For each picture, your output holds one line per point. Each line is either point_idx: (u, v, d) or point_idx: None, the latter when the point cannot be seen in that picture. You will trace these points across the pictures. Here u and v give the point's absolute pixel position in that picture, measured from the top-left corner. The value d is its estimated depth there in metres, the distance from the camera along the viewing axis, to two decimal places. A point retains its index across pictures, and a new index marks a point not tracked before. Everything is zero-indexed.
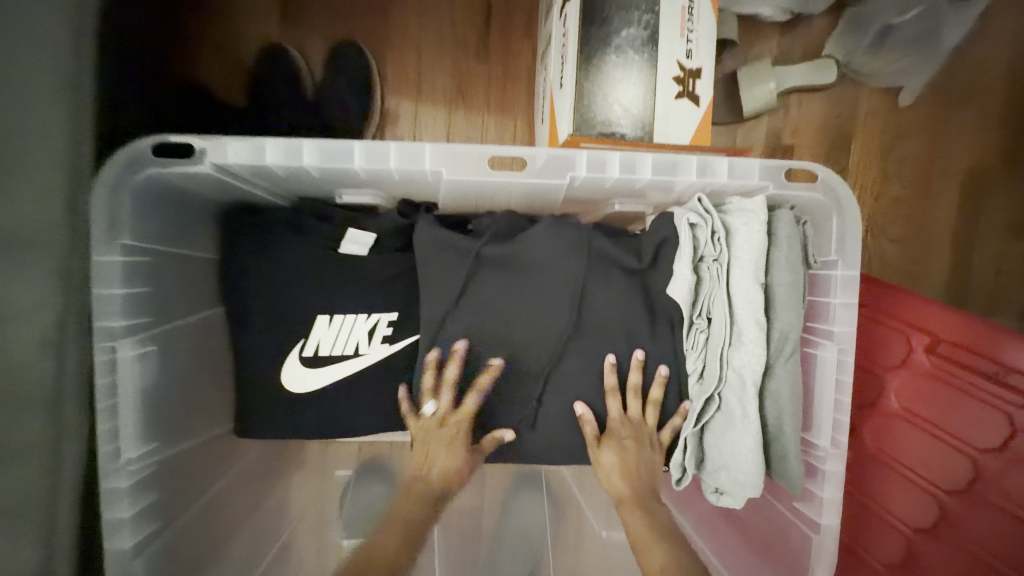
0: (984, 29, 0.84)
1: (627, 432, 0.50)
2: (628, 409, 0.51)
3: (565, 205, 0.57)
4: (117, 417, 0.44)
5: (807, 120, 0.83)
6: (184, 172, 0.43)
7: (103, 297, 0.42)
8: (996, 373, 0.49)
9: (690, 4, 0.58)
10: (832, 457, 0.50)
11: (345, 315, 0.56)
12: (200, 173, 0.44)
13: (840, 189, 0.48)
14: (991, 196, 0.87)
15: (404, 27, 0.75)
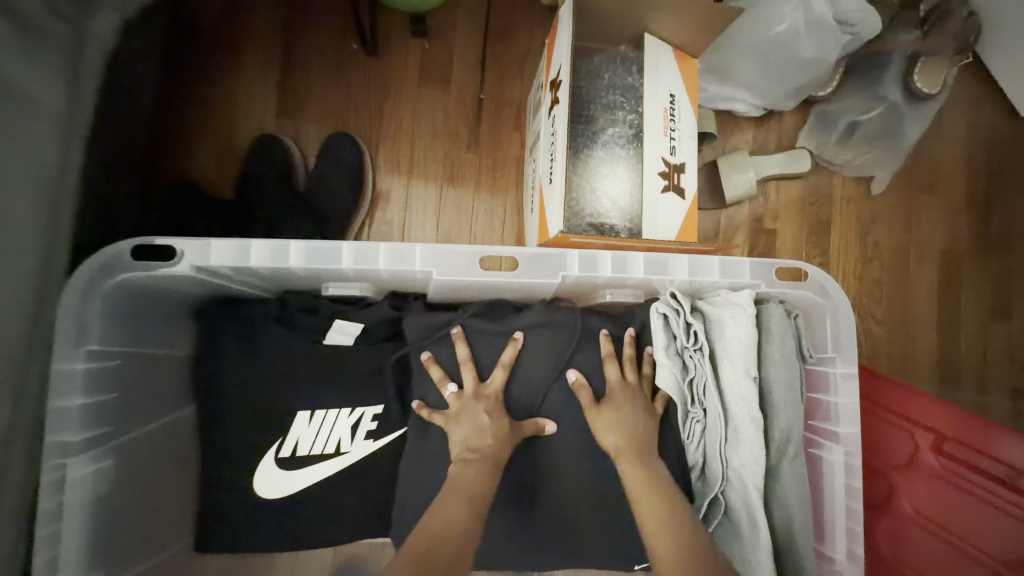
0: (942, 123, 0.90)
1: (625, 398, 0.48)
2: (625, 376, 0.49)
3: (558, 296, 0.55)
4: (60, 542, 0.39)
5: (787, 205, 0.85)
6: (164, 274, 0.42)
7: (60, 408, 0.39)
8: (1007, 476, 0.47)
9: (671, 105, 0.61)
10: (851, 573, 0.46)
11: (326, 411, 0.53)
12: (180, 273, 0.42)
13: (829, 284, 0.48)
14: (968, 277, 0.89)
15: (395, 117, 0.78)
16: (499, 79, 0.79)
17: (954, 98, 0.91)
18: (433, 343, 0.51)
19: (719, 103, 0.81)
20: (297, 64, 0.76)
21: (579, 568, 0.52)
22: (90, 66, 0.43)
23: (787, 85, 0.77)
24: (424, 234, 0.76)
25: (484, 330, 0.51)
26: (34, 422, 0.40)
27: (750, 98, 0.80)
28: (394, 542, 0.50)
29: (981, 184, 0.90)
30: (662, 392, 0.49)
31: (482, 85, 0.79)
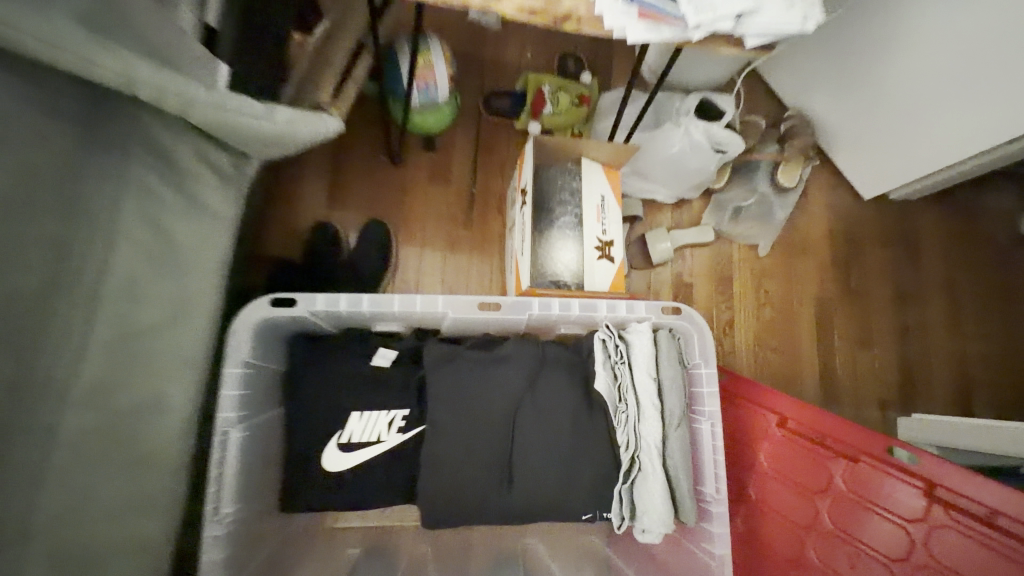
0: (810, 203, 1.23)
1: None
2: None
3: (527, 329, 0.84)
4: (221, 480, 0.64)
5: (699, 265, 1.16)
6: (288, 315, 0.69)
7: (226, 396, 0.64)
8: (818, 437, 0.73)
9: (602, 203, 0.92)
10: (717, 501, 0.72)
11: (373, 411, 0.77)
12: (298, 314, 0.69)
13: (696, 318, 0.77)
14: (839, 316, 1.19)
15: (411, 206, 1.08)
16: (485, 179, 1.11)
17: (816, 185, 1.25)
18: (447, 362, 0.78)
19: (644, 193, 1.13)
20: (341, 171, 1.06)
21: (547, 515, 0.75)
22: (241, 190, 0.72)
23: (688, 183, 1.09)
24: (432, 291, 1.04)
25: (481, 354, 0.78)
26: (203, 406, 0.64)
27: (664, 190, 1.12)
28: (422, 496, 0.75)
29: (843, 247, 1.22)
30: (597, 390, 0.75)
31: (473, 183, 1.11)
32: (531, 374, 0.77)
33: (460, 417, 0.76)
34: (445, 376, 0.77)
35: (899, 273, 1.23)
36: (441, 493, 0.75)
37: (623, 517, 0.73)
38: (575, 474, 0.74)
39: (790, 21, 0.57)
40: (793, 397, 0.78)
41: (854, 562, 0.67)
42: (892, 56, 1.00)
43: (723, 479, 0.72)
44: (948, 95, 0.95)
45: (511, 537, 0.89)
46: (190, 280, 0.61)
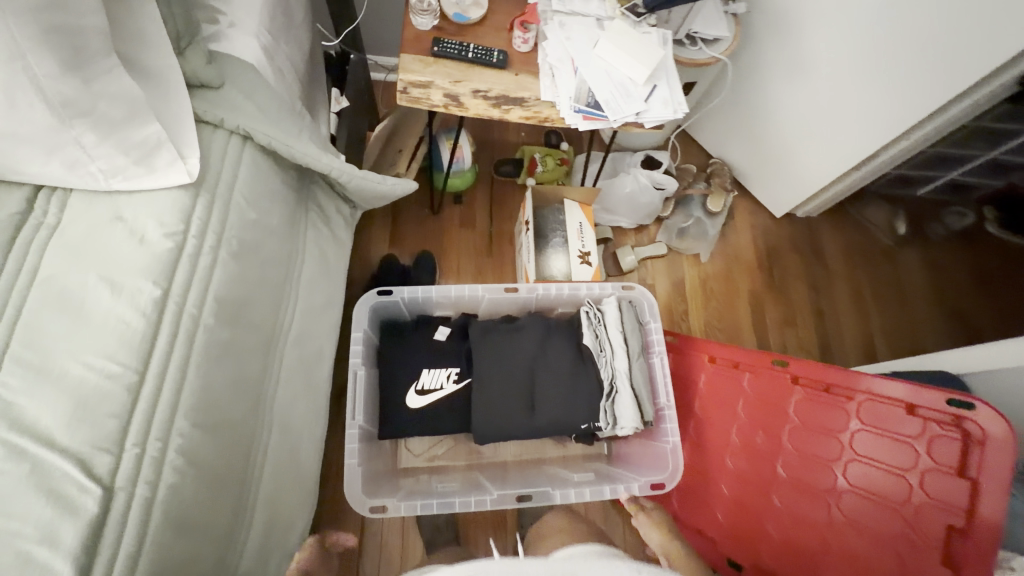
0: (737, 223, 1.67)
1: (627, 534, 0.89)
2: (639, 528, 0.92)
3: (534, 309, 1.25)
4: (354, 400, 1.00)
5: (658, 272, 1.58)
6: (389, 299, 1.12)
7: (354, 349, 1.03)
8: (732, 363, 1.10)
9: (580, 228, 1.36)
10: (668, 405, 1.11)
11: (437, 369, 1.17)
12: (395, 299, 1.13)
13: (644, 291, 1.19)
14: (768, 304, 1.59)
15: (447, 242, 1.52)
16: (498, 220, 1.56)
17: (741, 210, 1.69)
18: (485, 331, 1.18)
19: (612, 222, 1.57)
20: (397, 220, 1.51)
21: (560, 429, 1.12)
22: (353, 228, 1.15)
23: (642, 213, 1.54)
24: None
25: (507, 325, 1.19)
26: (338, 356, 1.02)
27: (626, 219, 1.57)
28: (474, 421, 1.12)
29: (765, 253, 1.64)
30: (585, 343, 1.15)
31: (490, 223, 1.55)
32: (541, 335, 1.17)
33: (496, 366, 1.14)
34: (484, 340, 1.17)
35: (810, 269, 1.64)
36: (487, 418, 1.11)
37: (609, 422, 1.10)
38: (576, 396, 1.12)
39: (666, 109, 1.01)
40: (717, 342, 1.15)
41: (757, 436, 1.01)
42: (771, 119, 1.46)
43: (672, 389, 1.12)
44: (809, 144, 1.42)
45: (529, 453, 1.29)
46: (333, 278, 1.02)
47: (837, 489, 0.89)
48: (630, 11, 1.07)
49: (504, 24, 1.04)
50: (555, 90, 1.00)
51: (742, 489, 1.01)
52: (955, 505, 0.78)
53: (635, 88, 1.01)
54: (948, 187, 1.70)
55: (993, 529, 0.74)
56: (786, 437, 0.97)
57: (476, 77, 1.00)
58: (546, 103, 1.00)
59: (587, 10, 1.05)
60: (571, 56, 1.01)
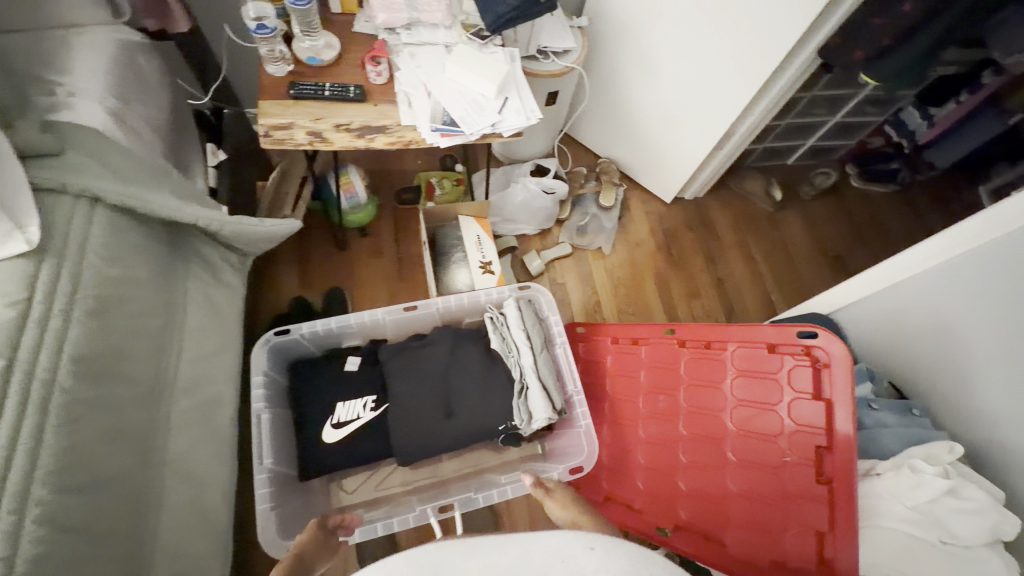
0: (633, 212, 1.78)
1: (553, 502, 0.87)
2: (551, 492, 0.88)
3: (442, 323, 1.29)
4: (260, 445, 1.00)
5: (566, 270, 1.66)
6: (289, 338, 1.11)
7: (255, 393, 1.03)
8: (630, 340, 1.18)
9: (478, 241, 1.43)
10: (576, 391, 1.17)
11: (351, 398, 1.17)
12: (294, 337, 1.12)
13: (540, 289, 1.26)
14: (672, 282, 1.69)
15: (358, 274, 1.53)
16: (405, 244, 1.59)
17: (634, 200, 1.81)
18: (395, 353, 1.20)
19: (515, 231, 1.64)
20: (304, 260, 1.52)
21: (480, 435, 1.14)
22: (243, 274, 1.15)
23: (541, 217, 1.62)
24: None
25: (415, 343, 1.21)
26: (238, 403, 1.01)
27: (528, 225, 1.64)
28: (394, 443, 1.13)
29: (663, 236, 1.76)
30: (493, 347, 1.20)
31: (398, 249, 1.58)
32: (448, 347, 1.20)
33: (409, 386, 1.16)
34: (394, 362, 1.19)
35: (705, 244, 1.77)
36: (406, 439, 1.13)
37: (522, 420, 1.13)
38: (489, 399, 1.15)
39: (520, 117, 1.09)
40: (615, 324, 1.23)
41: (659, 402, 1.09)
42: (638, 115, 1.60)
43: (577, 374, 1.19)
44: (674, 132, 1.56)
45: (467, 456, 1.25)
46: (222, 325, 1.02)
47: (728, 434, 0.96)
48: (476, 35, 1.16)
49: (358, 61, 1.11)
50: (414, 114, 1.06)
51: (655, 452, 1.08)
52: (817, 425, 0.86)
53: (487, 102, 1.09)
54: (807, 152, 1.89)
55: (846, 437, 0.82)
56: (682, 395, 1.05)
57: (337, 112, 1.05)
58: (407, 127, 1.06)
59: (435, 39, 1.14)
60: (423, 82, 1.09)
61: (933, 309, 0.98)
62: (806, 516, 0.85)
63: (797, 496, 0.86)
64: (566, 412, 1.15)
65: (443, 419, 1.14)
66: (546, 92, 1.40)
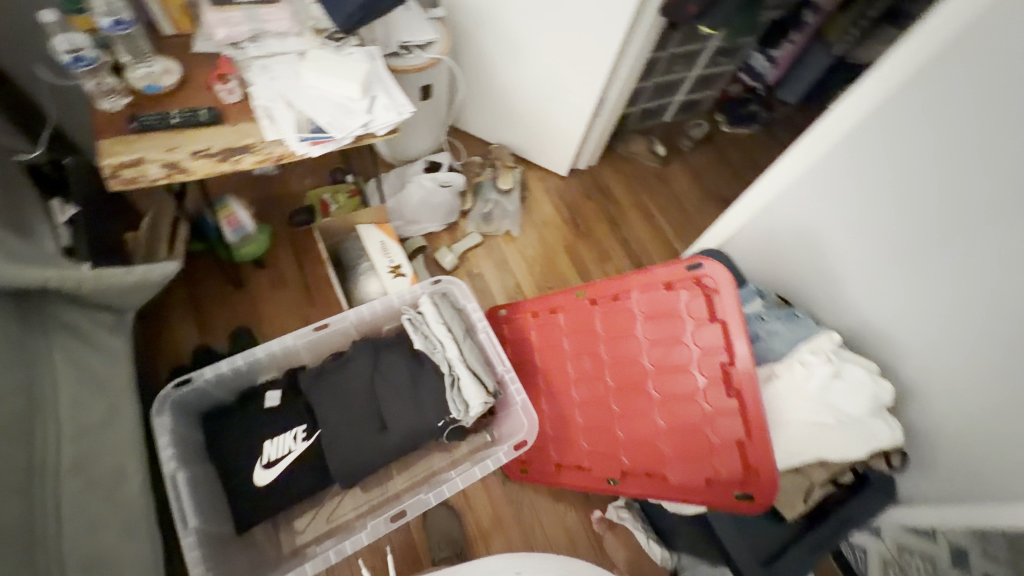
0: (533, 191, 1.82)
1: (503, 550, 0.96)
2: None
3: (360, 335, 1.25)
4: (181, 506, 0.91)
5: (480, 259, 1.67)
6: (191, 388, 1.03)
7: (163, 453, 0.93)
8: (549, 311, 1.21)
9: (383, 245, 1.39)
10: (507, 371, 1.18)
11: (279, 434, 1.10)
12: (197, 385, 1.04)
13: (452, 281, 1.26)
14: (583, 250, 1.76)
15: (263, 306, 1.44)
16: (308, 265, 1.52)
17: (533, 179, 1.85)
18: (316, 377, 1.15)
19: (421, 230, 1.63)
20: (200, 304, 1.41)
21: (421, 438, 1.12)
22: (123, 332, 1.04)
23: (444, 213, 1.62)
24: None
25: (336, 362, 1.17)
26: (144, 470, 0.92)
27: (433, 223, 1.63)
28: (333, 468, 1.09)
29: (565, 209, 1.82)
30: (417, 347, 1.18)
31: (302, 272, 1.51)
32: (371, 358, 1.17)
33: (337, 406, 1.12)
34: (317, 387, 1.14)
35: (606, 208, 1.85)
36: (345, 460, 1.09)
37: (461, 411, 1.11)
38: (423, 400, 1.13)
39: (391, 113, 1.07)
40: (533, 299, 1.26)
41: (585, 362, 1.13)
42: (516, 96, 1.64)
43: (503, 354, 1.20)
44: (552, 107, 1.61)
45: (414, 456, 1.25)
46: (106, 392, 0.92)
47: (648, 374, 1.02)
48: (329, 38, 1.13)
49: (205, 81, 1.04)
50: (278, 128, 1.02)
51: (591, 410, 1.12)
52: (717, 345, 0.92)
53: (354, 104, 1.06)
54: (679, 107, 2.03)
55: (741, 350, 0.89)
56: (603, 350, 1.10)
57: (191, 138, 0.98)
58: (273, 142, 1.01)
59: (285, 48, 1.09)
60: (282, 93, 1.04)
61: (797, 221, 1.10)
62: (725, 430, 0.91)
63: (714, 414, 0.93)
64: (501, 393, 1.16)
65: (380, 431, 1.11)
66: (418, 87, 1.39)
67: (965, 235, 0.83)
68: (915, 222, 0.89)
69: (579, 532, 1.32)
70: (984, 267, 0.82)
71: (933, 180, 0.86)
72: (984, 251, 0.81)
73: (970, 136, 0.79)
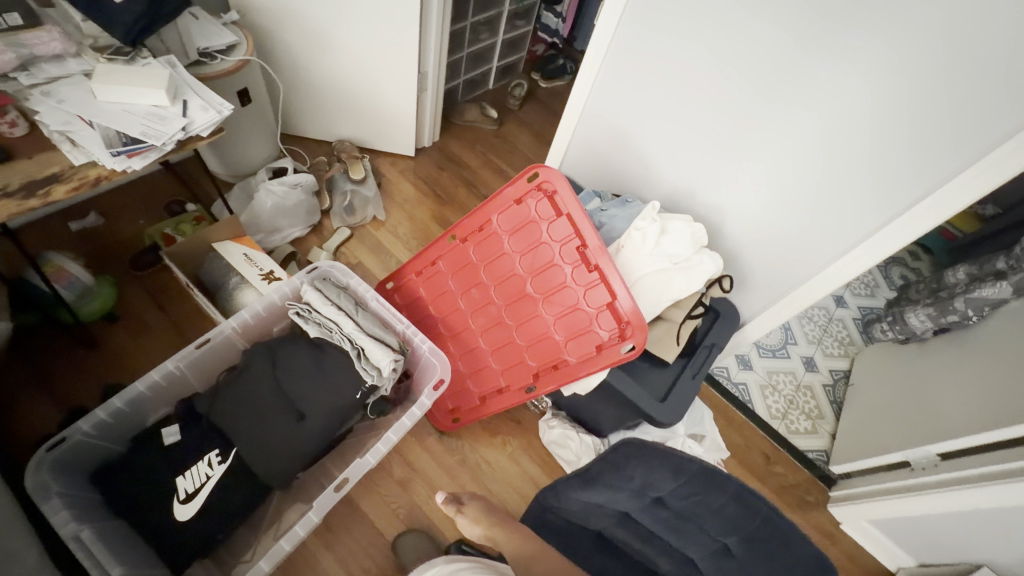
0: (388, 176, 1.88)
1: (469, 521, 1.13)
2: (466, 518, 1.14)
3: (248, 343, 1.24)
4: (100, 560, 0.87)
5: (356, 249, 1.69)
6: (68, 444, 0.96)
7: (60, 519, 0.88)
8: (429, 264, 1.30)
9: (248, 257, 1.36)
10: (407, 327, 1.24)
11: (190, 466, 1.03)
12: (75, 440, 0.97)
13: (329, 265, 1.29)
14: (451, 215, 1.86)
15: (130, 356, 1.32)
16: (171, 302, 1.42)
17: (384, 164, 1.90)
18: (215, 395, 1.11)
19: (285, 238, 1.60)
20: (50, 375, 1.25)
21: (345, 416, 1.13)
22: None
23: (304, 215, 1.61)
24: None
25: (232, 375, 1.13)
26: (34, 542, 0.83)
27: (295, 228, 1.61)
28: (262, 474, 1.06)
29: (423, 183, 1.90)
30: (312, 334, 1.18)
31: (166, 311, 1.41)
32: (267, 358, 1.15)
33: (247, 415, 1.09)
34: (217, 404, 1.10)
35: (460, 174, 1.97)
36: (271, 463, 1.07)
37: (374, 377, 1.14)
38: (334, 380, 1.13)
39: (209, 112, 1.06)
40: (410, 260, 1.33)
41: (473, 294, 1.23)
42: (341, 87, 1.67)
43: (399, 315, 1.26)
44: (379, 90, 1.68)
45: (347, 445, 1.27)
46: None
47: (526, 281, 1.15)
48: (116, 53, 1.08)
49: None
50: (85, 150, 0.96)
51: (491, 333, 1.23)
52: (570, 234, 1.08)
53: (166, 111, 1.04)
54: (497, 73, 2.22)
55: (587, 229, 1.06)
56: (484, 277, 1.21)
57: None
58: (84, 165, 0.95)
59: (67, 71, 1.03)
60: (77, 113, 0.98)
61: (609, 117, 1.29)
62: (597, 299, 1.08)
63: (586, 289, 1.09)
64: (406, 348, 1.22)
65: (301, 423, 1.10)
66: (233, 92, 1.36)
67: (726, 86, 1.06)
68: (692, 88, 1.10)
69: (521, 454, 1.43)
70: (745, 108, 1.05)
71: (688, 52, 1.07)
72: (742, 95, 1.05)
73: (708, 7, 0.99)
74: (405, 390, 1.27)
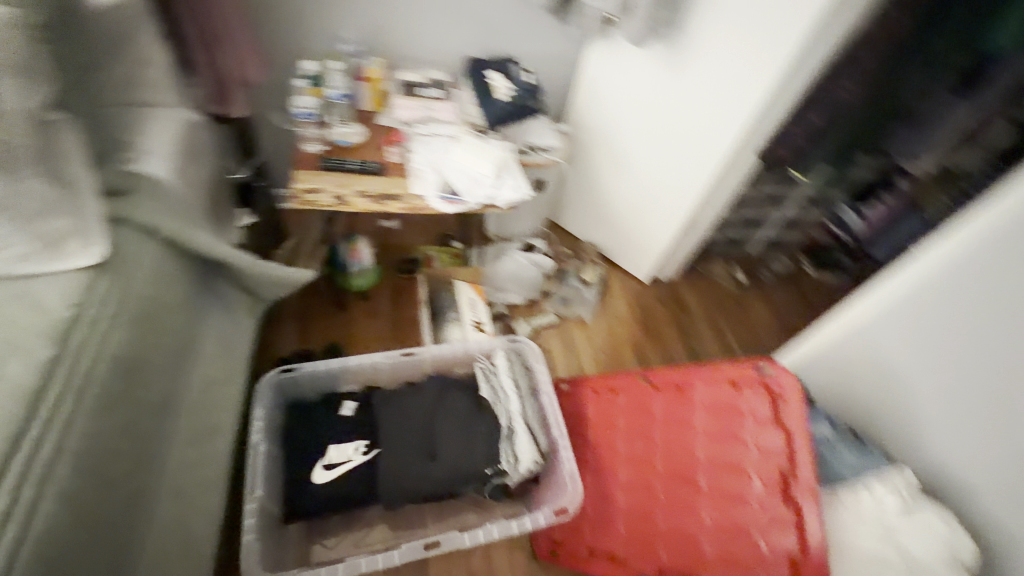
0: (612, 288, 1.95)
1: None
2: None
3: (434, 369, 1.39)
4: (253, 476, 1.08)
5: (551, 338, 1.78)
6: (292, 376, 1.24)
7: (255, 427, 1.14)
8: (603, 390, 1.25)
9: (473, 302, 1.57)
10: (561, 437, 1.21)
11: (345, 442, 1.19)
12: (297, 374, 1.25)
13: (526, 343, 1.38)
14: (649, 351, 1.82)
15: (357, 330, 1.64)
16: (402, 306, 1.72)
17: (613, 278, 1.99)
18: (388, 398, 1.27)
19: (503, 299, 1.78)
20: (309, 315, 1.64)
21: (466, 483, 1.15)
22: (253, 319, 1.25)
23: (527, 289, 1.79)
24: None
25: (408, 389, 1.28)
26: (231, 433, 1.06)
27: (515, 294, 1.79)
28: (381, 486, 1.14)
29: (640, 310, 1.92)
30: (481, 394, 1.26)
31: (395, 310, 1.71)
32: (439, 393, 1.27)
33: (399, 430, 1.21)
34: (386, 406, 1.25)
35: (678, 319, 1.93)
36: (391, 482, 1.14)
37: (509, 464, 1.15)
38: (476, 446, 1.18)
39: (516, 193, 1.32)
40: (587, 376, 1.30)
41: (636, 446, 1.15)
42: (613, 204, 1.85)
43: (561, 421, 1.25)
44: (644, 220, 1.79)
45: (452, 509, 1.26)
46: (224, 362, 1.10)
47: (705, 470, 1.06)
48: (477, 130, 1.42)
49: (378, 145, 1.34)
50: (424, 186, 1.27)
51: (634, 495, 1.11)
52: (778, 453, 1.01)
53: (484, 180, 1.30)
54: (764, 244, 2.14)
55: (805, 465, 0.98)
56: (656, 435, 1.13)
57: (359, 182, 1.25)
58: (416, 196, 1.26)
59: (443, 131, 1.39)
60: (432, 161, 1.31)
61: (877, 353, 1.19)
62: (773, 540, 0.97)
63: (771, 521, 0.98)
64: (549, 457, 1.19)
65: (430, 465, 1.16)
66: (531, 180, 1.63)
67: None
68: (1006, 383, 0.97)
69: None
70: None
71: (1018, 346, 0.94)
72: None
73: None
74: (528, 494, 1.23)
